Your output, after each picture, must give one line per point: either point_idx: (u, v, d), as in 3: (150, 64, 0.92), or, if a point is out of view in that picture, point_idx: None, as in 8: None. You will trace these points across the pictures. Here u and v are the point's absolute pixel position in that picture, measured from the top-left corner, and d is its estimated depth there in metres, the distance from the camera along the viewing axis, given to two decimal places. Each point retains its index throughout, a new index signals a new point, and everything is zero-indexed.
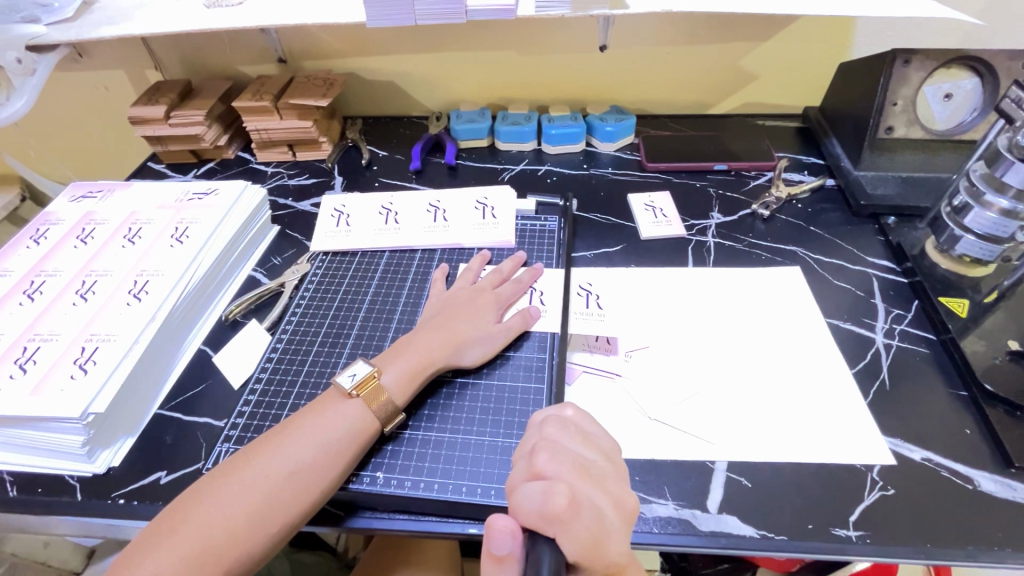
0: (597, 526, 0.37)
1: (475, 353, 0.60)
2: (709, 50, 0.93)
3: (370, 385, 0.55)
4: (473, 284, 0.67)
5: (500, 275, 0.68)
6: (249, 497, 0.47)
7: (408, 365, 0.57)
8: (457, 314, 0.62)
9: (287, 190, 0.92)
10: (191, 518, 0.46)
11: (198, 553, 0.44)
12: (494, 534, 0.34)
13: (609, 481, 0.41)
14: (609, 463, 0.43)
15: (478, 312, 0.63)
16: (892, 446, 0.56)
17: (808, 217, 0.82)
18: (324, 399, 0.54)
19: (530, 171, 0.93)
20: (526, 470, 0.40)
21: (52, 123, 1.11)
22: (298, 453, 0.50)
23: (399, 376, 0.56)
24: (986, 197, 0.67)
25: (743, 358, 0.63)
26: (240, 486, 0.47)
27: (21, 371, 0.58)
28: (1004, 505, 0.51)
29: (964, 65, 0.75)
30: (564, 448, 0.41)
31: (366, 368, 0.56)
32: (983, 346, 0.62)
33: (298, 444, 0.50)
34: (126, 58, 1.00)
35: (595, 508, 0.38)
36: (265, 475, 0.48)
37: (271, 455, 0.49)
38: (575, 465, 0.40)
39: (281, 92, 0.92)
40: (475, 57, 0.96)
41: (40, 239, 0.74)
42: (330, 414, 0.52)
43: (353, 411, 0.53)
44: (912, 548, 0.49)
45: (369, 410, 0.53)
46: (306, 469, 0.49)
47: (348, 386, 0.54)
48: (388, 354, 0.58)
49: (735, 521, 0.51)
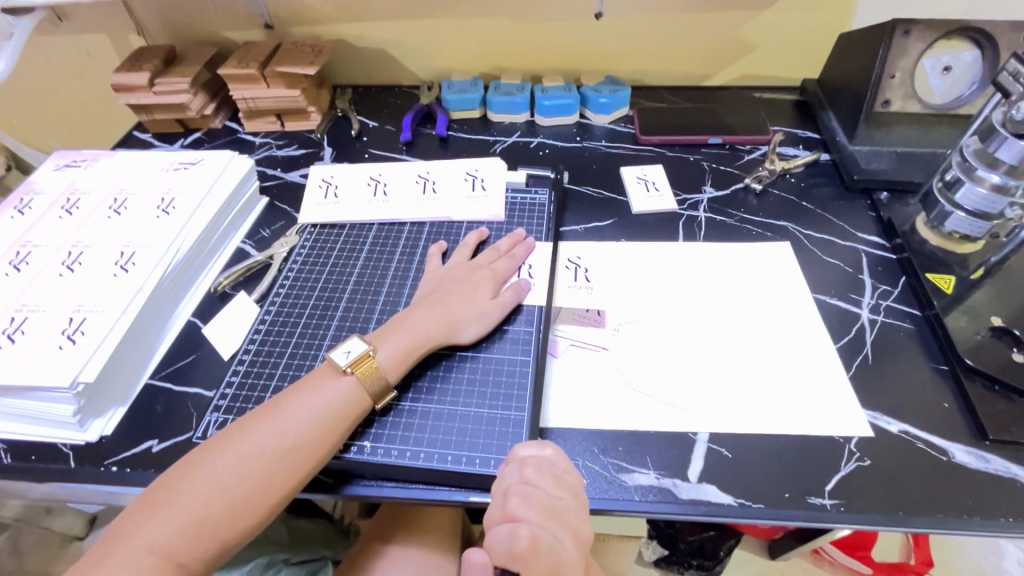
0: (555, 564, 0.41)
1: (473, 329, 0.61)
2: (707, 18, 0.90)
3: (366, 366, 0.55)
4: (483, 261, 0.66)
5: (506, 251, 0.68)
6: (245, 470, 0.48)
7: (404, 341, 0.57)
8: (455, 291, 0.62)
9: (276, 160, 0.90)
10: (186, 487, 0.47)
11: (197, 521, 0.45)
12: (468, 566, 0.40)
13: (571, 515, 0.45)
14: (576, 501, 0.47)
15: (475, 290, 0.63)
16: (871, 419, 0.57)
17: (801, 191, 0.81)
18: (319, 374, 0.55)
19: (522, 143, 0.92)
20: (499, 510, 0.44)
21: (33, 91, 1.09)
22: (293, 428, 0.50)
23: (393, 351, 0.57)
24: (978, 172, 0.67)
25: (729, 332, 0.64)
26: (234, 459, 0.48)
27: (10, 342, 0.58)
28: (976, 475, 0.53)
29: (965, 37, 0.73)
30: (534, 490, 0.45)
31: (360, 346, 0.56)
32: (966, 322, 0.62)
33: (292, 419, 0.51)
34: (107, 22, 0.97)
35: (556, 551, 0.42)
36: (261, 449, 0.49)
37: (266, 428, 0.50)
38: (542, 508, 0.44)
39: (267, 59, 0.90)
40: (465, 24, 0.93)
41: (25, 209, 0.73)
42: (323, 390, 0.53)
43: (348, 384, 0.54)
44: (885, 515, 0.50)
45: (362, 385, 0.54)
46: (298, 445, 0.50)
47: (343, 363, 0.55)
48: (383, 330, 0.59)
49: (715, 490, 0.52)
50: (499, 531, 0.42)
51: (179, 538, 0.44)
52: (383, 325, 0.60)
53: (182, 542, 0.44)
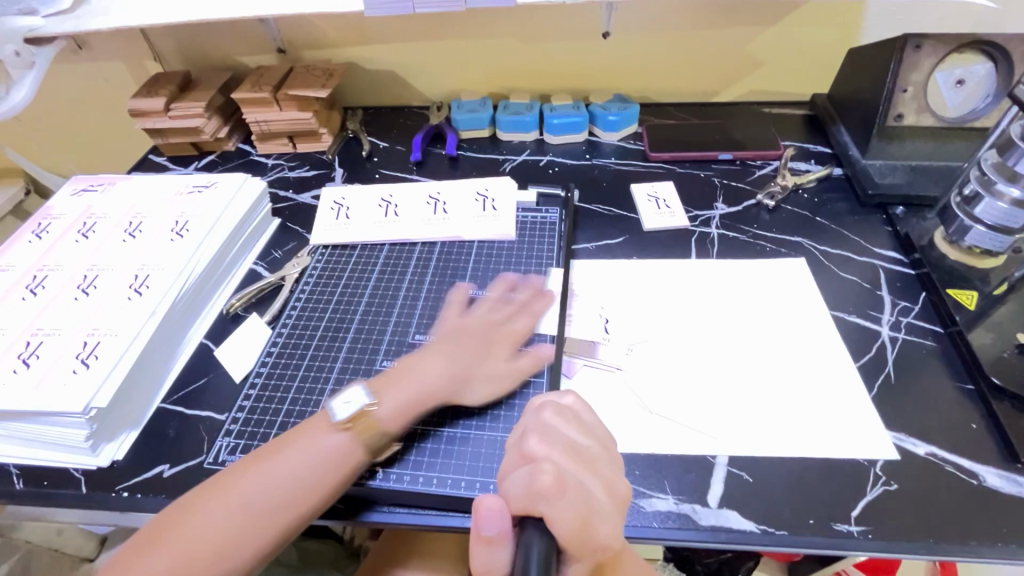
0: (585, 504, 0.36)
1: (476, 395, 0.58)
2: (714, 36, 0.91)
3: (361, 423, 0.52)
4: (493, 308, 0.64)
5: (524, 301, 0.65)
6: (245, 513, 0.47)
7: (405, 398, 0.55)
8: (464, 344, 0.60)
9: (288, 182, 0.91)
10: (185, 526, 0.46)
11: (189, 561, 0.44)
12: (482, 514, 0.34)
13: (603, 464, 0.40)
14: (607, 452, 0.41)
15: (480, 347, 0.60)
16: (896, 441, 0.55)
17: (814, 207, 0.81)
18: (317, 420, 0.53)
19: (531, 161, 0.92)
20: (518, 454, 0.40)
21: (54, 117, 1.11)
22: (299, 473, 0.49)
23: (390, 408, 0.54)
24: (997, 186, 0.66)
25: (745, 351, 0.63)
26: (235, 501, 0.47)
27: (25, 366, 0.58)
28: (1009, 500, 0.51)
29: (978, 51, 0.72)
30: (555, 432, 0.40)
31: (361, 398, 0.54)
32: (992, 339, 0.61)
33: (298, 462, 0.50)
34: (125, 49, 0.99)
35: (584, 490, 0.37)
36: (263, 492, 0.48)
37: (271, 470, 0.49)
38: (565, 448, 0.39)
39: (280, 83, 0.92)
40: (475, 46, 0.94)
41: (42, 234, 0.74)
42: (332, 436, 0.52)
43: (346, 440, 0.51)
44: (916, 543, 0.48)
45: (358, 442, 0.52)
46: (301, 490, 0.49)
47: (343, 416, 0.52)
48: (379, 380, 0.56)
49: (736, 516, 0.51)
50: (519, 474, 0.37)
51: None
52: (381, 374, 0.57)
53: None
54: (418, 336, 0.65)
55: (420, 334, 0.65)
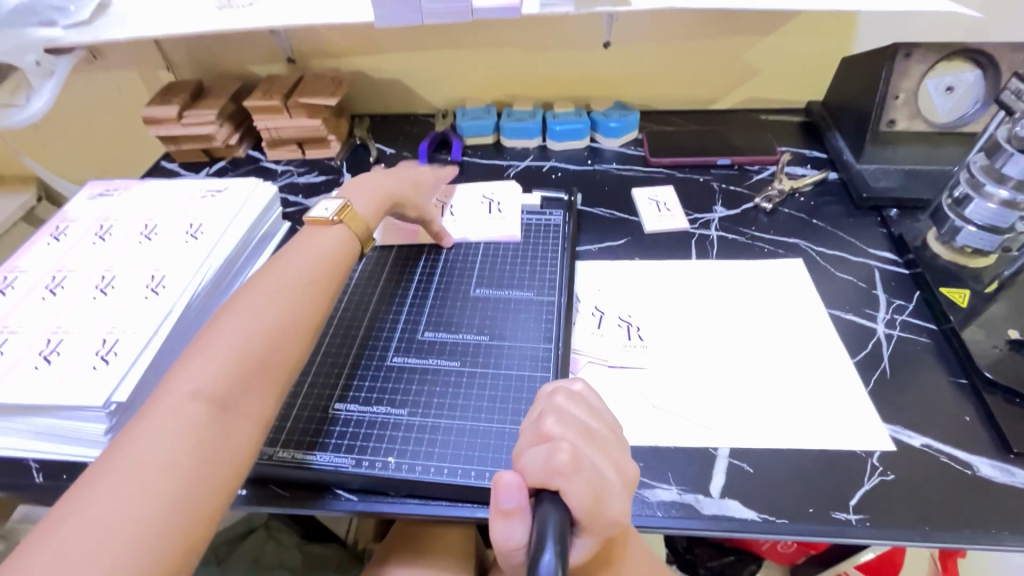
0: (598, 483, 0.38)
1: (422, 215, 0.75)
2: (711, 45, 0.93)
3: (347, 213, 0.65)
4: (414, 169, 0.79)
5: (436, 173, 0.81)
6: (272, 307, 0.53)
7: (369, 193, 0.70)
8: (396, 194, 0.72)
9: (297, 187, 0.94)
10: (211, 339, 0.50)
11: (235, 366, 0.48)
12: (501, 488, 0.34)
13: (613, 447, 0.42)
14: (615, 434, 0.43)
15: (419, 182, 0.77)
16: (892, 433, 0.57)
17: (811, 210, 0.83)
18: (313, 226, 0.64)
19: (535, 167, 0.95)
20: (533, 434, 0.41)
21: (67, 125, 1.14)
22: (305, 263, 0.59)
23: (367, 203, 0.69)
24: (986, 187, 0.69)
25: (745, 348, 0.65)
26: (260, 301, 0.53)
27: (46, 362, 0.60)
28: (1002, 489, 0.52)
29: (965, 58, 0.75)
30: (569, 414, 0.42)
31: (338, 203, 0.66)
32: (983, 335, 0.63)
33: (301, 253, 0.59)
34: (139, 59, 1.02)
35: (597, 468, 0.39)
36: (283, 267, 0.57)
37: (279, 265, 0.58)
38: (579, 430, 0.41)
39: (291, 91, 0.94)
40: (479, 56, 0.97)
41: (60, 236, 0.76)
42: (321, 234, 0.63)
43: (344, 242, 0.63)
44: (912, 530, 0.50)
45: (351, 232, 0.65)
46: (313, 280, 0.58)
47: (329, 213, 0.64)
48: (355, 188, 0.70)
49: (738, 505, 0.52)
50: (536, 452, 0.39)
51: (217, 388, 0.47)
52: (353, 188, 0.70)
53: (223, 391, 0.47)
54: (428, 333, 0.66)
55: (430, 332, 0.67)
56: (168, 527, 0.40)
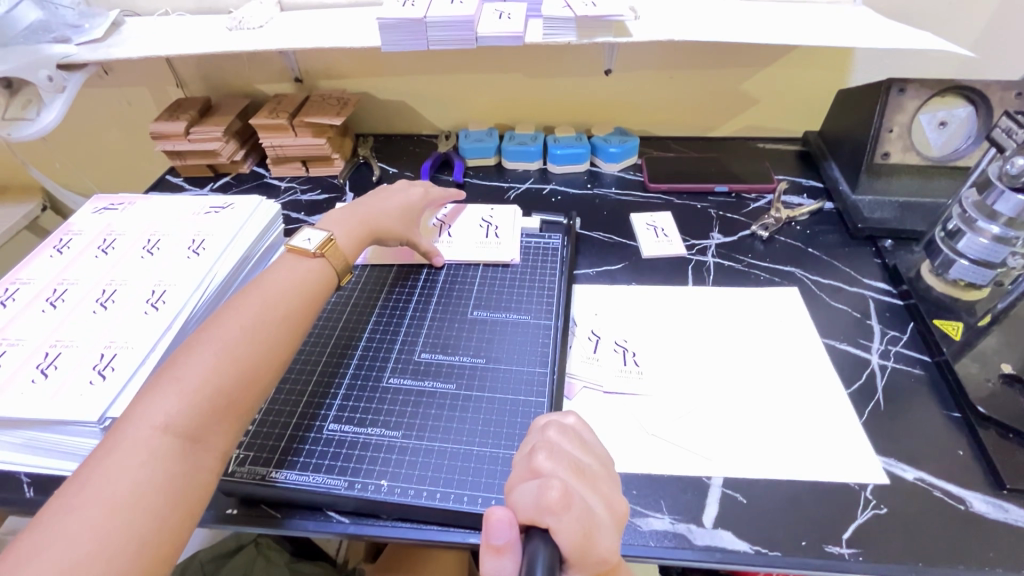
0: (588, 520, 0.38)
1: (401, 240, 0.76)
2: (710, 76, 0.95)
3: (329, 247, 0.65)
4: (401, 191, 0.78)
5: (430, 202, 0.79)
6: (247, 338, 0.53)
7: (352, 227, 0.70)
8: (377, 221, 0.72)
9: (300, 205, 0.95)
10: (182, 366, 0.49)
11: (205, 397, 0.48)
12: (492, 524, 0.35)
13: (603, 482, 0.42)
14: (605, 470, 0.44)
15: (406, 208, 0.76)
16: (885, 466, 0.57)
17: (806, 238, 0.84)
18: (292, 256, 0.63)
19: (536, 189, 0.96)
20: (525, 469, 0.42)
21: (75, 137, 1.15)
22: (286, 293, 0.58)
23: (347, 236, 0.69)
24: (978, 223, 0.68)
25: (739, 375, 0.65)
26: (237, 329, 0.53)
27: (43, 376, 0.60)
28: (995, 526, 0.52)
29: (958, 94, 0.77)
30: (561, 450, 0.43)
31: (320, 236, 0.65)
32: (977, 368, 0.63)
33: (283, 284, 0.59)
34: (149, 76, 1.04)
35: (587, 505, 0.39)
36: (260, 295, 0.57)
37: (258, 294, 0.57)
38: (571, 465, 0.41)
39: (297, 111, 0.96)
40: (483, 80, 0.99)
41: (63, 249, 0.77)
42: (301, 263, 0.62)
43: (326, 275, 0.63)
44: (904, 565, 0.50)
45: (332, 266, 0.64)
46: (290, 313, 0.57)
47: (311, 245, 0.64)
48: (336, 219, 0.70)
49: (730, 536, 0.52)
50: (528, 488, 0.39)
51: (185, 419, 0.46)
52: (333, 220, 0.70)
53: (191, 422, 0.47)
54: (424, 354, 0.67)
55: (427, 353, 0.67)
56: (123, 568, 0.39)
